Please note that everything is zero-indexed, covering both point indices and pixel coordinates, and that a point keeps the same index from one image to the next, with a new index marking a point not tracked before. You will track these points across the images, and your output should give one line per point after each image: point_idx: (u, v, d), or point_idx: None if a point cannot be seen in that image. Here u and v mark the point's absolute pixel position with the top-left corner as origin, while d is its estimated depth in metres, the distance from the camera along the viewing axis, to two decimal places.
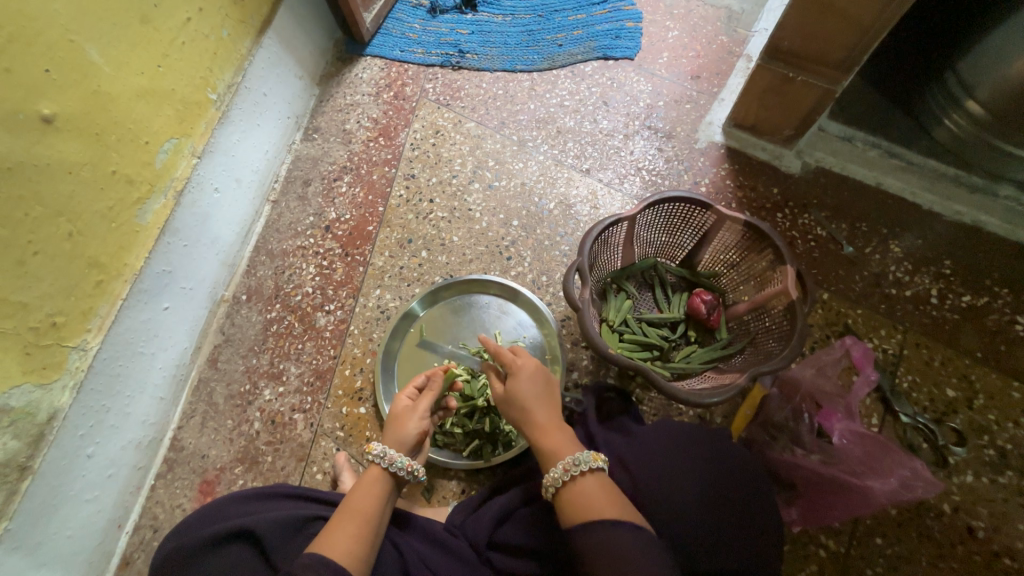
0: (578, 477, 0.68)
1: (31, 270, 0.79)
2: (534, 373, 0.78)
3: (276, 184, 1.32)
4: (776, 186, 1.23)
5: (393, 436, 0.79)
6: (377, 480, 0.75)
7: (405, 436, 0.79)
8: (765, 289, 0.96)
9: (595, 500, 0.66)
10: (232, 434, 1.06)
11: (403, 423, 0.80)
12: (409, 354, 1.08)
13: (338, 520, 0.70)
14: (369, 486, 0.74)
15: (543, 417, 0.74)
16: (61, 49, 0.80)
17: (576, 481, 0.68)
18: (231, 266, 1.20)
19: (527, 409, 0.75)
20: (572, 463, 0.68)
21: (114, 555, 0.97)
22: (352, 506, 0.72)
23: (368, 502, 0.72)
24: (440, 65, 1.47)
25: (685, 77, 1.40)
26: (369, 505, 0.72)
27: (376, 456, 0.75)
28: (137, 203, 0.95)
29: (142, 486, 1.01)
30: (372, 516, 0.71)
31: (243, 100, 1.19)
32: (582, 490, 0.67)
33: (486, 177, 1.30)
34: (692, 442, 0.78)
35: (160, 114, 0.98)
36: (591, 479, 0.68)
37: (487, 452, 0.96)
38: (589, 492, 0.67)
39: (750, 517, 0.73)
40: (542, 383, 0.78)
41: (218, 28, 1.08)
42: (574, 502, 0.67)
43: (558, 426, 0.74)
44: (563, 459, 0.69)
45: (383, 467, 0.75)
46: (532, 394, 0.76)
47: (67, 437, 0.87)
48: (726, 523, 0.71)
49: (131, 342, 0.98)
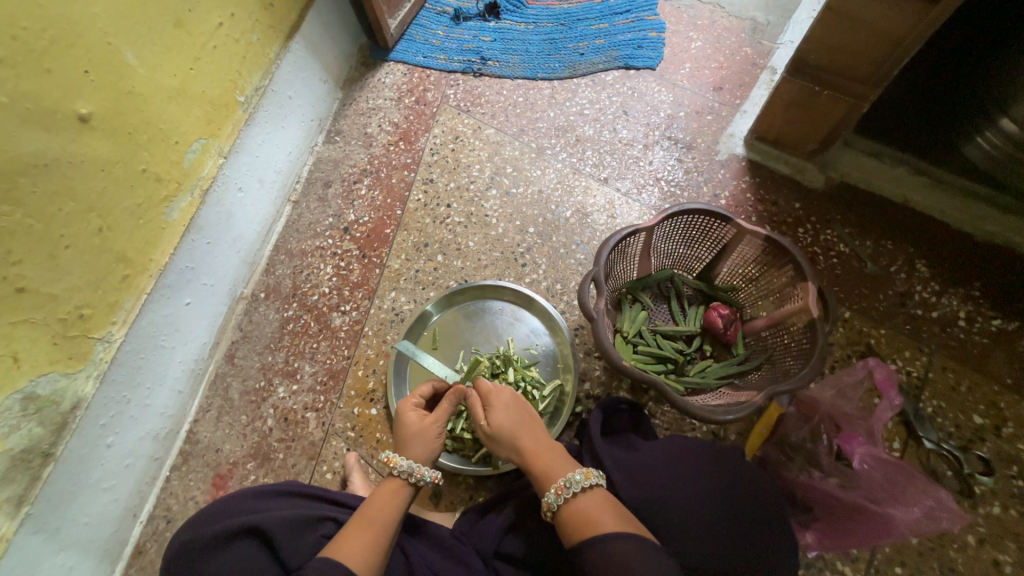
0: (572, 497, 0.68)
1: (62, 263, 0.82)
2: (508, 403, 0.78)
3: (298, 185, 1.35)
4: (798, 201, 1.21)
5: (414, 450, 0.79)
6: (399, 492, 0.75)
7: (430, 450, 0.80)
8: (784, 305, 0.95)
9: (592, 516, 0.66)
10: (246, 430, 1.07)
11: (426, 438, 0.80)
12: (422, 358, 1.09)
13: (350, 527, 0.70)
14: (391, 500, 0.74)
15: (530, 440, 0.75)
16: (101, 52, 0.83)
17: (569, 501, 0.68)
18: (251, 264, 1.23)
19: (512, 442, 0.75)
20: (563, 486, 0.68)
21: (129, 543, 0.98)
22: (368, 514, 0.72)
23: (388, 513, 0.73)
24: (462, 71, 1.49)
25: (707, 88, 1.39)
26: (385, 513, 0.72)
27: (400, 471, 0.76)
28: (164, 201, 0.98)
29: (158, 477, 1.03)
30: (383, 525, 0.71)
31: (270, 103, 1.22)
32: (578, 510, 0.67)
33: (504, 184, 1.30)
34: (695, 456, 0.77)
35: (191, 115, 1.01)
36: (585, 497, 0.68)
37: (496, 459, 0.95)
38: (584, 511, 0.67)
39: (765, 538, 0.71)
40: (521, 408, 0.79)
41: (248, 33, 1.12)
42: (572, 520, 0.67)
43: (548, 450, 0.74)
44: (555, 483, 0.69)
45: (408, 480, 0.76)
46: (512, 425, 0.76)
47: (88, 425, 0.89)
48: (741, 545, 0.70)
49: (153, 335, 1.00)
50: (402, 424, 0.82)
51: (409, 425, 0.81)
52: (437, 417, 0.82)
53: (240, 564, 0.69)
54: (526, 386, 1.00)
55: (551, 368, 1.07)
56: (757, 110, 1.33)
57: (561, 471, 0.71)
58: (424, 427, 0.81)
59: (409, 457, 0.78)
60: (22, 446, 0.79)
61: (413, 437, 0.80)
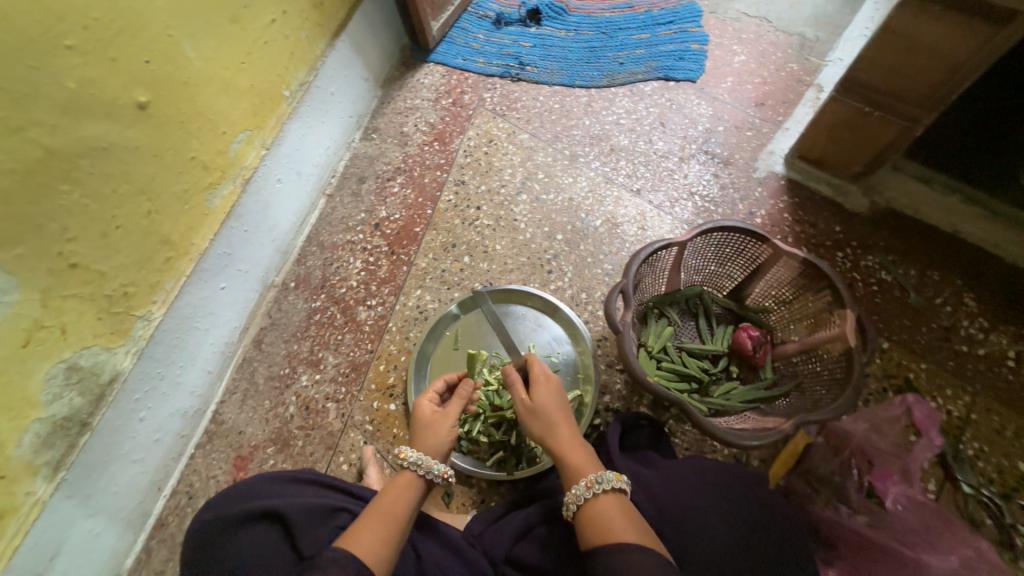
0: (598, 495, 0.67)
1: (112, 242, 0.86)
2: (553, 386, 0.80)
3: (333, 179, 1.38)
4: (839, 224, 1.16)
5: (426, 443, 0.79)
6: (411, 484, 0.75)
7: (442, 441, 0.80)
8: (818, 331, 0.91)
9: (611, 521, 0.64)
10: (268, 415, 1.10)
11: (439, 429, 0.81)
12: (443, 358, 1.10)
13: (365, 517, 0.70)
14: (402, 490, 0.74)
15: (561, 433, 0.75)
16: (162, 43, 0.88)
17: (591, 500, 0.67)
18: (284, 254, 1.26)
19: (548, 423, 0.76)
20: (594, 480, 0.68)
21: (152, 515, 1.02)
22: (381, 505, 0.72)
23: (399, 505, 0.73)
24: (500, 75, 1.50)
25: (748, 103, 1.36)
26: (399, 506, 0.72)
27: (411, 463, 0.76)
28: (208, 188, 1.02)
29: (183, 453, 1.07)
30: (397, 517, 0.71)
31: (313, 98, 1.26)
32: (604, 509, 0.66)
33: (535, 189, 1.30)
34: (718, 477, 0.76)
35: (238, 107, 1.05)
36: (609, 497, 0.66)
37: (510, 464, 0.96)
38: (609, 511, 0.65)
39: (790, 573, 0.67)
40: (561, 395, 0.80)
41: (297, 30, 1.16)
42: (590, 522, 0.65)
43: (579, 444, 0.73)
44: (586, 477, 0.69)
45: (418, 474, 0.76)
46: (553, 406, 0.77)
47: (124, 398, 0.93)
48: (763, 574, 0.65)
49: (189, 316, 1.04)
50: (416, 416, 0.84)
51: (422, 415, 0.83)
52: (448, 410, 0.83)
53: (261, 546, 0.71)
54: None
55: (571, 377, 1.05)
56: (800, 128, 1.29)
57: (593, 466, 0.70)
58: (437, 418, 0.82)
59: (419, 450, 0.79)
60: (63, 414, 0.83)
61: (426, 427, 0.81)
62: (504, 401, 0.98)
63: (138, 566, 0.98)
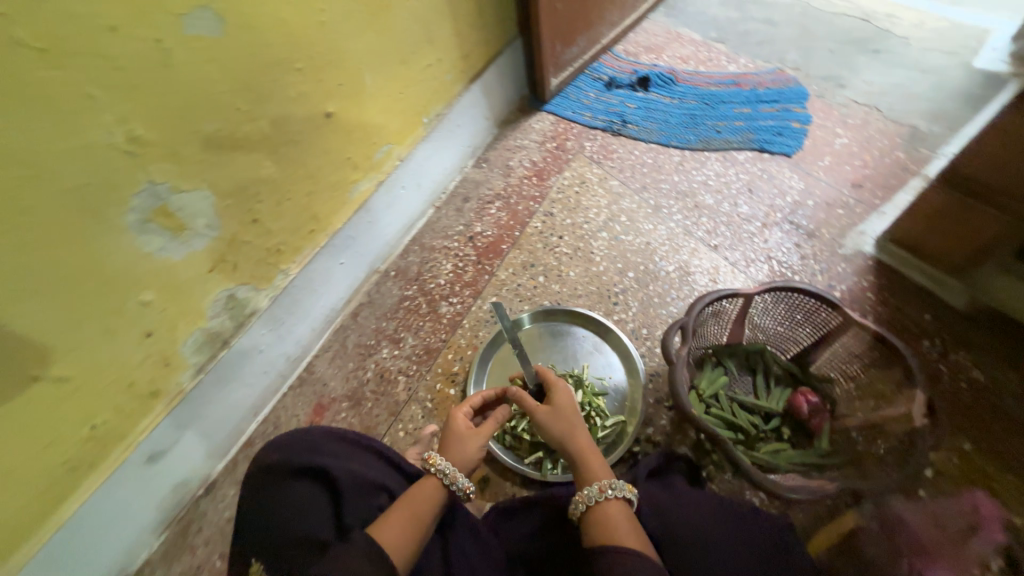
0: (609, 500, 0.72)
1: (282, 209, 1.12)
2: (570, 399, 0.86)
3: (443, 194, 1.62)
4: (929, 313, 1.12)
5: (456, 454, 0.83)
6: (436, 491, 0.78)
7: (470, 454, 0.84)
8: (884, 409, 0.89)
9: (615, 527, 0.69)
10: (350, 375, 1.28)
11: (468, 442, 0.85)
12: (504, 359, 1.21)
13: (397, 512, 0.73)
14: (429, 494, 0.77)
15: (580, 443, 0.79)
16: (354, 73, 1.16)
17: (601, 504, 0.72)
18: (391, 247, 1.50)
19: (569, 432, 0.81)
20: (609, 485, 0.73)
21: (244, 434, 1.22)
22: (410, 501, 0.76)
23: (426, 506, 0.76)
24: (602, 129, 1.68)
25: (845, 183, 1.38)
26: (425, 509, 0.75)
27: (439, 471, 0.79)
28: (353, 183, 1.28)
29: (279, 390, 1.28)
30: (424, 522, 0.74)
31: (444, 127, 1.52)
32: (612, 514, 0.70)
33: (615, 230, 1.42)
34: (732, 518, 0.77)
35: (390, 125, 1.32)
36: (616, 505, 0.71)
37: (546, 467, 1.03)
38: (616, 517, 0.70)
39: None
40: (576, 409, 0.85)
41: (444, 74, 1.44)
42: (596, 524, 0.70)
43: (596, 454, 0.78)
44: (600, 481, 0.74)
45: (445, 483, 0.79)
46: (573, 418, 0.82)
47: (255, 330, 1.17)
48: None
49: (314, 279, 1.28)
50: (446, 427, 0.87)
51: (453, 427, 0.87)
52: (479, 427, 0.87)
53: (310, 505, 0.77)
54: (590, 410, 1.06)
55: (618, 403, 1.11)
56: (898, 213, 1.28)
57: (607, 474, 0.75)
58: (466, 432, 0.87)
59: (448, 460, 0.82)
60: (216, 329, 1.07)
61: (455, 439, 0.85)
62: None
63: (225, 472, 1.18)
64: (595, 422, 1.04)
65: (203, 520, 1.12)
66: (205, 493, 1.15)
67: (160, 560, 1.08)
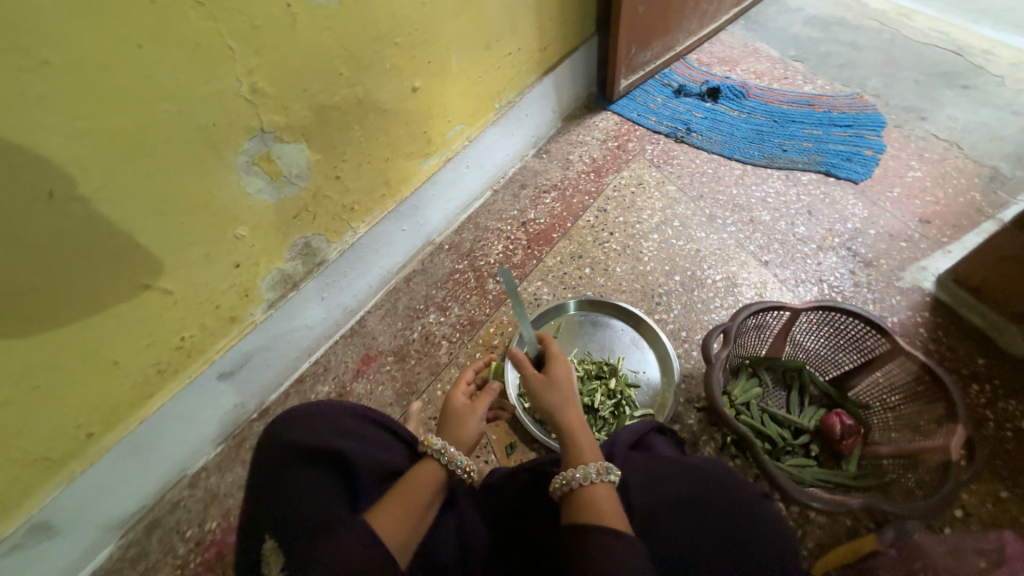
0: (601, 484, 0.74)
1: (361, 171, 1.21)
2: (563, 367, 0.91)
3: (502, 178, 1.68)
4: (984, 357, 1.09)
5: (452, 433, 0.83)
6: (435, 470, 0.76)
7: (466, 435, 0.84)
8: (919, 440, 0.89)
9: (599, 506, 0.71)
10: (397, 333, 1.37)
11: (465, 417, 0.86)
12: None
13: (390, 497, 0.70)
14: (425, 475, 0.75)
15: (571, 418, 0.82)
16: (442, 53, 1.24)
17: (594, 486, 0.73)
18: (448, 222, 1.58)
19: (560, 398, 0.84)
20: (604, 471, 0.75)
21: (297, 371, 1.33)
22: (405, 488, 0.71)
23: (423, 491, 0.72)
24: (666, 134, 1.70)
25: (911, 217, 1.35)
26: (423, 491, 0.72)
27: (435, 449, 0.77)
28: (424, 156, 1.36)
29: (332, 337, 1.38)
30: (421, 505, 0.70)
31: (513, 114, 1.58)
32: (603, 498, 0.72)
33: (666, 233, 1.45)
34: (694, 481, 0.79)
35: (465, 106, 1.40)
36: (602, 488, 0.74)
37: None
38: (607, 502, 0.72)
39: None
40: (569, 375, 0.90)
41: (521, 64, 1.51)
42: (582, 503, 0.73)
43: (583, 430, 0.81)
44: (596, 464, 0.76)
45: (441, 462, 0.76)
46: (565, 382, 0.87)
47: (321, 279, 1.27)
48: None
49: (378, 240, 1.37)
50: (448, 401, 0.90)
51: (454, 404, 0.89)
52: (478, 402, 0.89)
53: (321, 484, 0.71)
54: (620, 398, 1.11)
55: (649, 397, 1.14)
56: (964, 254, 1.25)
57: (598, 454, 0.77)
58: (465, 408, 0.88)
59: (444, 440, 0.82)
60: (289, 271, 1.18)
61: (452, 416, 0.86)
62: (584, 389, 1.11)
63: (278, 402, 1.29)
64: (624, 410, 1.09)
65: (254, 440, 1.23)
66: (258, 417, 1.27)
67: (215, 468, 1.20)
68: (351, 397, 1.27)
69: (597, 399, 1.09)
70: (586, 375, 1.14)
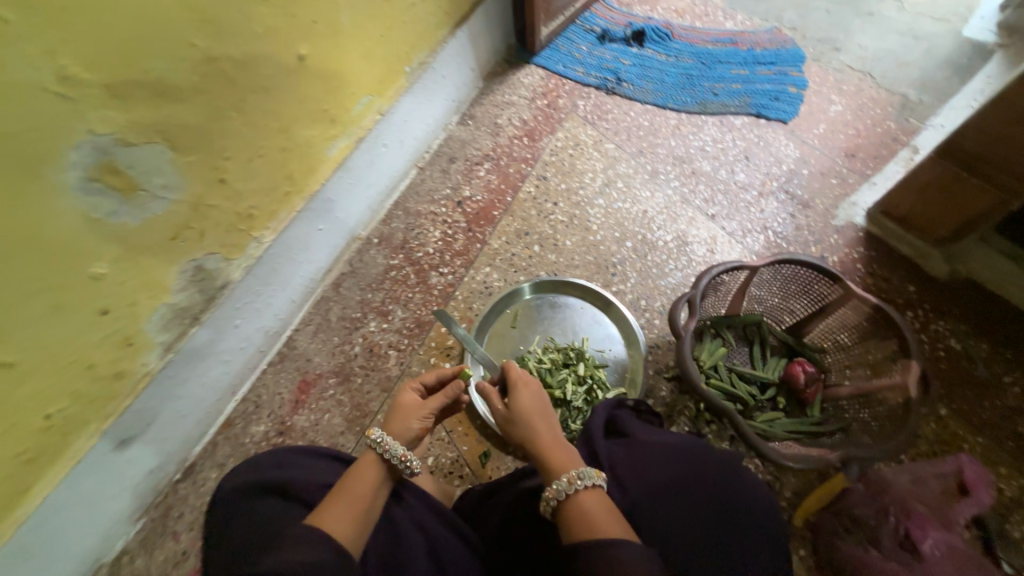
0: (581, 491, 0.69)
1: (253, 168, 0.98)
2: (533, 391, 0.84)
3: (426, 153, 1.49)
4: (913, 284, 1.16)
5: (395, 427, 0.81)
6: (373, 465, 0.75)
7: (407, 429, 0.81)
8: (875, 378, 0.93)
9: (593, 518, 0.66)
10: (335, 350, 1.20)
11: (407, 417, 0.82)
12: (499, 332, 1.16)
13: (335, 497, 0.70)
14: (365, 468, 0.74)
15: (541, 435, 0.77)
16: (329, 8, 1.00)
17: (575, 497, 0.69)
18: (373, 211, 1.38)
19: (529, 427, 0.79)
20: (577, 476, 0.70)
21: (222, 415, 1.13)
22: (349, 486, 0.72)
23: (363, 484, 0.72)
24: (596, 87, 1.58)
25: (838, 152, 1.37)
26: (365, 487, 0.72)
27: (374, 440, 0.76)
28: (330, 138, 1.14)
29: (257, 366, 1.18)
30: (368, 499, 0.70)
31: (427, 78, 1.38)
32: (586, 504, 0.68)
33: (612, 196, 1.37)
34: (683, 459, 0.76)
35: (369, 72, 1.17)
36: (590, 495, 0.69)
37: None
38: (591, 507, 0.68)
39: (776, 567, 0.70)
40: (540, 401, 0.84)
41: (428, 16, 1.29)
42: (574, 518, 0.68)
43: (557, 444, 0.76)
44: (568, 472, 0.71)
45: (378, 452, 0.75)
46: (531, 409, 0.81)
47: (228, 305, 1.05)
48: (734, 549, 0.68)
49: (291, 248, 1.16)
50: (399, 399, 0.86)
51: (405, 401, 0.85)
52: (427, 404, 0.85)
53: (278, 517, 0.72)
54: (591, 384, 1.05)
55: (618, 375, 1.10)
56: (888, 185, 1.30)
57: (574, 464, 0.73)
58: (412, 407, 0.84)
59: (388, 431, 0.80)
60: (183, 304, 0.95)
61: (398, 412, 0.83)
62: (553, 381, 1.04)
63: (204, 454, 1.09)
64: (598, 395, 1.03)
65: (183, 505, 1.04)
66: (183, 477, 1.07)
67: (139, 549, 1.00)
68: (294, 432, 1.11)
69: (569, 389, 1.03)
70: (552, 365, 1.06)
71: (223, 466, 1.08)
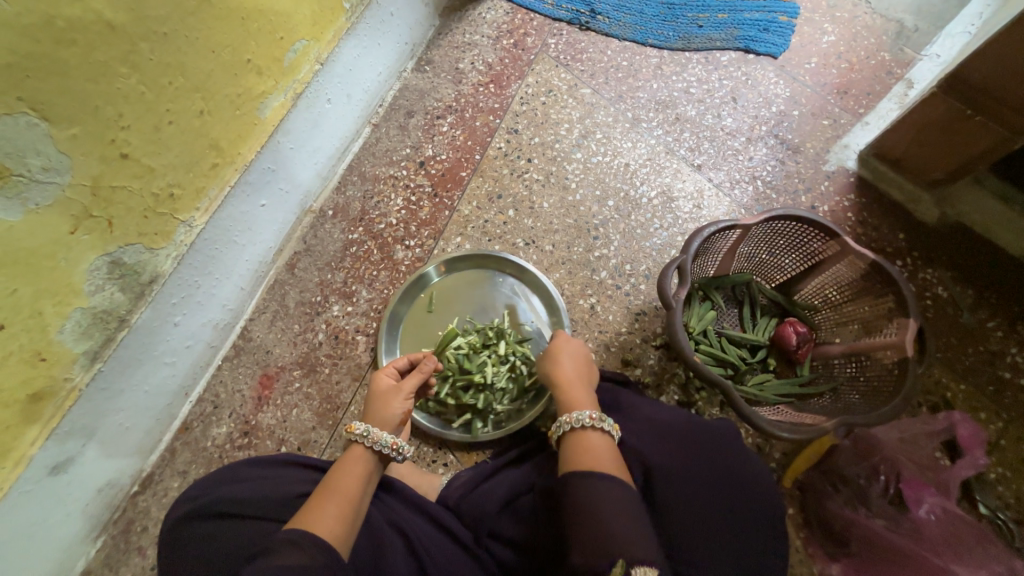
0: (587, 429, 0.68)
1: (163, 138, 0.82)
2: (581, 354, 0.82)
3: (380, 108, 1.31)
4: (904, 232, 1.12)
5: (376, 415, 0.73)
6: (360, 460, 0.68)
7: (391, 414, 0.73)
8: (869, 337, 0.90)
9: (598, 454, 0.64)
10: (297, 339, 1.09)
11: (388, 401, 0.74)
12: (416, 320, 1.07)
13: (321, 497, 0.63)
14: (353, 466, 0.68)
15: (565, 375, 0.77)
16: None
17: (581, 432, 0.67)
18: (324, 179, 1.22)
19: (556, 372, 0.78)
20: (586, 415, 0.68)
21: (177, 418, 1.04)
22: (334, 485, 0.65)
23: (351, 480, 0.66)
24: (568, 21, 1.40)
25: (830, 90, 1.27)
26: (351, 484, 0.65)
27: (358, 434, 0.69)
28: (259, 97, 0.95)
29: (211, 363, 1.08)
30: (357, 498, 0.64)
31: (372, 16, 1.16)
32: (586, 443, 0.66)
33: (590, 149, 1.24)
34: (670, 440, 0.69)
35: (300, 11, 0.97)
36: (600, 437, 0.67)
37: (476, 427, 0.95)
38: (592, 445, 0.66)
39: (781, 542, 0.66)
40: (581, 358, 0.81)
41: None
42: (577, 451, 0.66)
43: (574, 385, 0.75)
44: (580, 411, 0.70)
45: (366, 445, 0.69)
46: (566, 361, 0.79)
47: (162, 300, 0.92)
48: (736, 523, 0.64)
49: (228, 229, 1.01)
50: (372, 387, 0.77)
51: (381, 388, 0.76)
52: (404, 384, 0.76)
53: (234, 538, 0.65)
54: (514, 360, 0.96)
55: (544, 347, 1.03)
56: (881, 124, 1.21)
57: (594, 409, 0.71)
58: (391, 391, 0.75)
59: (370, 422, 0.72)
60: (103, 306, 0.82)
61: (375, 400, 0.74)
62: (471, 366, 0.94)
63: (162, 463, 1.01)
64: (524, 371, 0.95)
65: (146, 518, 0.97)
66: (142, 489, 0.99)
67: (103, 568, 0.93)
68: (260, 431, 1.02)
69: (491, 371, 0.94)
70: (471, 348, 0.97)
71: (185, 474, 1.00)
